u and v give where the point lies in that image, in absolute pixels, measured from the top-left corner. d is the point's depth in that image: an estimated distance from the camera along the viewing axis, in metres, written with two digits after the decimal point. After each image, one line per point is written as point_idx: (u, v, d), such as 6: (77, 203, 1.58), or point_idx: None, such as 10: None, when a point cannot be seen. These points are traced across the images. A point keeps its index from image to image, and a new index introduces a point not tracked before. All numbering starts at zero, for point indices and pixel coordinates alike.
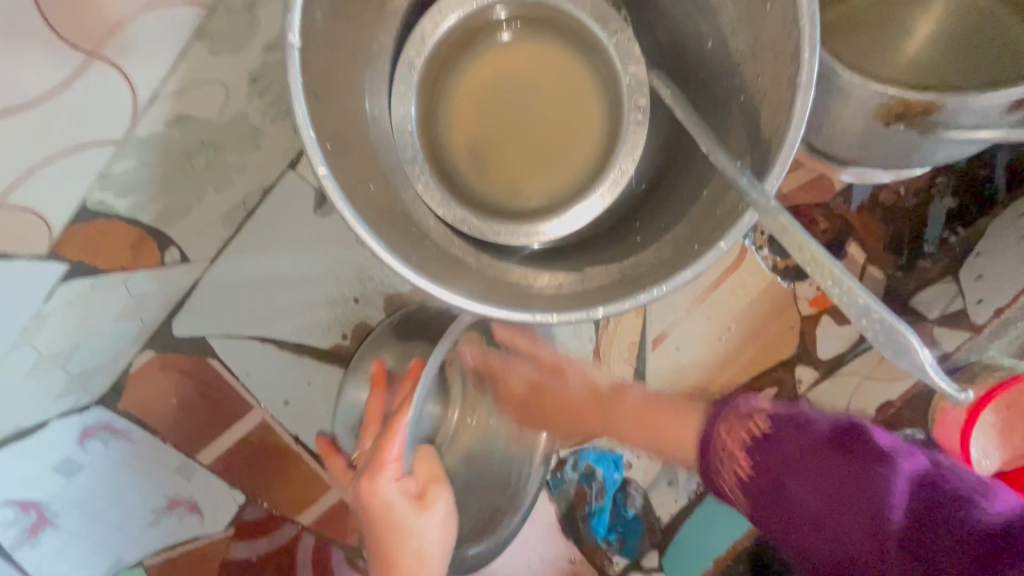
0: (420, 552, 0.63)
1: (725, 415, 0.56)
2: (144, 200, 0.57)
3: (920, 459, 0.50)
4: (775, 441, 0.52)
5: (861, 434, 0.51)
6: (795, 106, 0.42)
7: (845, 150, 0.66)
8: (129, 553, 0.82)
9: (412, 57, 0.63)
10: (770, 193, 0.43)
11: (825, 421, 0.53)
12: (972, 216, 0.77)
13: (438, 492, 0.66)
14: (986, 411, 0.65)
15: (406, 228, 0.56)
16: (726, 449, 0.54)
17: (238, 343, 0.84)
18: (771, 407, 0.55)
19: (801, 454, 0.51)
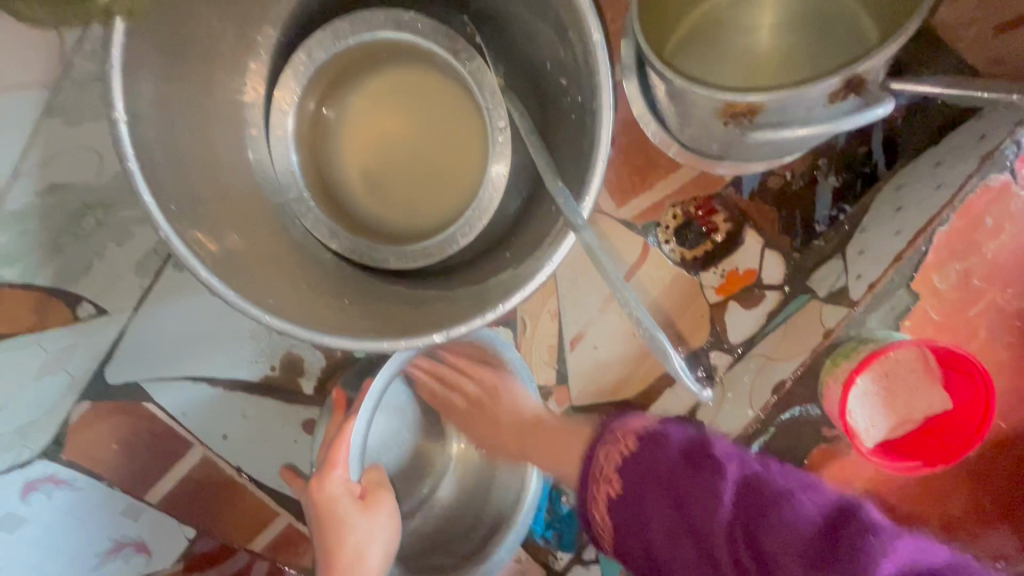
0: (360, 544, 0.75)
1: (609, 434, 0.68)
2: (32, 265, 0.68)
3: (748, 463, 0.61)
4: (639, 455, 0.64)
5: (705, 449, 0.63)
6: (600, 131, 0.48)
7: (709, 145, 0.69)
8: None
9: (283, 100, 0.65)
10: (584, 216, 0.48)
11: (682, 439, 0.64)
12: (857, 192, 0.81)
13: (381, 498, 0.78)
14: (862, 377, 0.68)
15: (283, 266, 0.59)
16: (604, 468, 0.66)
17: (175, 384, 0.85)
18: (642, 424, 0.67)
19: (649, 470, 0.62)
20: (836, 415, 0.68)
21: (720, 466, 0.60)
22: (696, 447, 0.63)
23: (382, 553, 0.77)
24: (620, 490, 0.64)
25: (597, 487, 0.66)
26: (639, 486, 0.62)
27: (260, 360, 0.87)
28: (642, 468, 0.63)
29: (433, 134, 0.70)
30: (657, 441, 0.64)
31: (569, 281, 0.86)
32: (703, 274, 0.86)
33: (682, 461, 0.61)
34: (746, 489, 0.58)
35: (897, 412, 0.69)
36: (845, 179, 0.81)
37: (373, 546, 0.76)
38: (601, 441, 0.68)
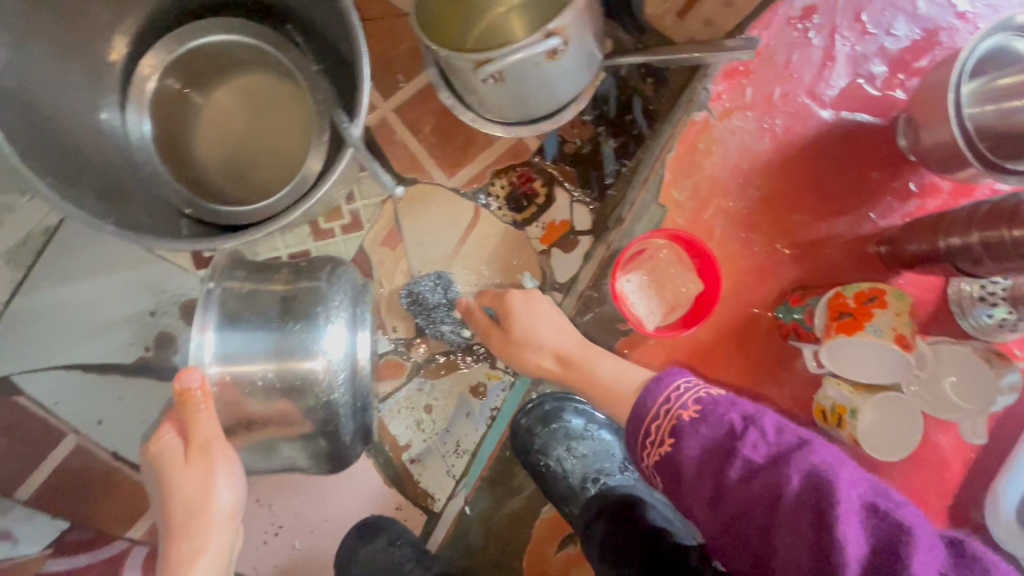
0: (188, 502, 0.63)
1: (661, 390, 0.68)
2: None
3: (788, 469, 0.58)
4: (693, 427, 0.63)
5: (754, 442, 0.61)
6: (361, 67, 0.64)
7: (497, 106, 0.88)
8: None
9: (138, 94, 0.79)
10: (357, 131, 0.65)
11: (720, 424, 0.63)
12: (633, 150, 0.96)
13: (207, 455, 0.64)
14: (622, 275, 0.87)
15: (129, 211, 0.72)
16: (659, 423, 0.66)
17: (46, 372, 0.91)
18: (706, 408, 0.64)
19: (715, 441, 0.62)
20: (617, 305, 0.85)
21: (776, 464, 0.59)
22: (749, 444, 0.61)
23: (229, 508, 0.64)
24: (685, 448, 0.63)
25: (648, 420, 0.67)
26: (710, 480, 0.61)
27: (134, 341, 0.93)
28: (713, 454, 0.62)
29: (269, 113, 0.84)
30: (709, 410, 0.64)
31: (416, 244, 1.01)
32: (528, 228, 1.01)
33: (719, 447, 0.62)
34: (813, 470, 0.56)
35: (667, 301, 0.87)
36: (622, 140, 0.96)
37: (210, 504, 0.63)
38: (660, 408, 0.67)
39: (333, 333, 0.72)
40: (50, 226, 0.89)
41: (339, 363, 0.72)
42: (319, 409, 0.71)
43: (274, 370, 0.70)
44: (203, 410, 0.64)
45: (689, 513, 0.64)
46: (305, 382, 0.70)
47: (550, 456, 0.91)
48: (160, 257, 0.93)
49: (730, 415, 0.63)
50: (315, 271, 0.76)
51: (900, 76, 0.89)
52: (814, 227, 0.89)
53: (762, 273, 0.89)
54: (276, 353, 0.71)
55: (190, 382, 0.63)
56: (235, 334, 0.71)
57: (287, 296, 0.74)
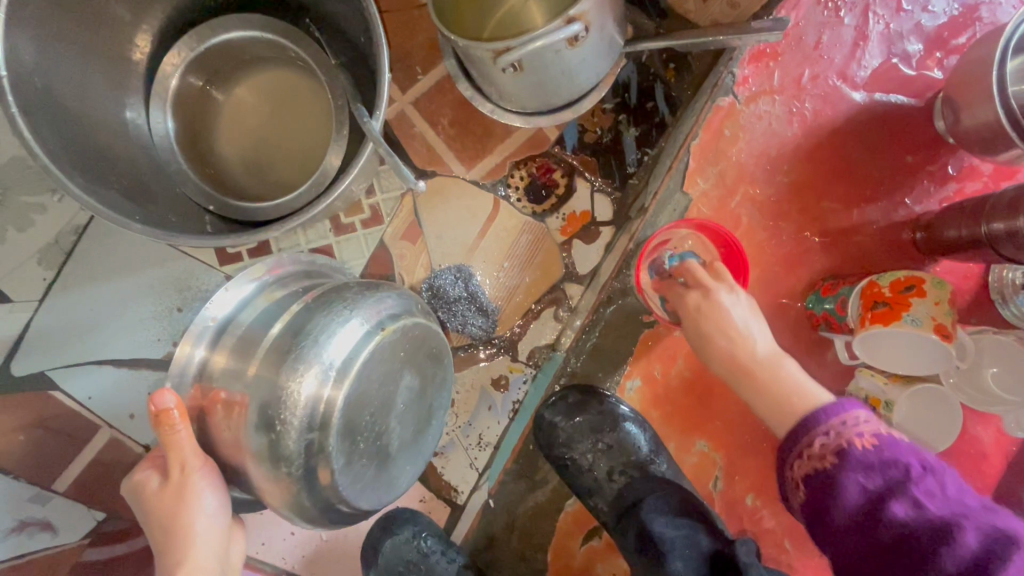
0: (168, 525, 0.62)
1: (831, 417, 0.61)
2: None
3: (948, 528, 0.54)
4: (844, 478, 0.58)
5: (922, 495, 0.56)
6: (382, 61, 0.64)
7: (516, 96, 0.87)
8: None
9: (161, 92, 0.80)
10: (378, 125, 0.65)
11: (872, 473, 0.58)
12: (654, 137, 1.00)
13: (182, 476, 0.62)
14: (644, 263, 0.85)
15: (156, 209, 0.73)
16: (801, 461, 0.62)
17: (78, 369, 0.93)
18: (862, 448, 0.58)
19: (880, 488, 0.57)
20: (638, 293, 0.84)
21: (928, 520, 0.54)
22: (900, 495, 0.56)
23: (213, 529, 0.63)
24: (869, 501, 0.57)
25: (794, 459, 0.62)
26: (850, 528, 0.58)
27: (162, 337, 0.94)
28: (853, 505, 0.57)
29: (289, 109, 0.84)
30: (869, 457, 0.58)
31: (436, 237, 1.00)
32: (549, 220, 1.01)
33: (880, 492, 0.57)
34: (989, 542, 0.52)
35: None
36: (643, 128, 1.00)
37: (190, 519, 0.62)
38: (825, 438, 0.60)
39: (336, 345, 0.64)
40: (79, 225, 0.90)
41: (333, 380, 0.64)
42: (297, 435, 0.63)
43: (255, 373, 0.65)
44: (181, 432, 0.62)
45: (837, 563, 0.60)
46: (283, 397, 0.63)
47: (575, 448, 0.93)
48: (186, 254, 0.94)
49: (880, 457, 0.58)
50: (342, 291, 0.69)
51: (937, 55, 0.86)
52: (845, 214, 0.87)
53: (790, 263, 0.87)
54: (267, 355, 0.65)
55: (165, 405, 0.60)
56: (247, 321, 0.69)
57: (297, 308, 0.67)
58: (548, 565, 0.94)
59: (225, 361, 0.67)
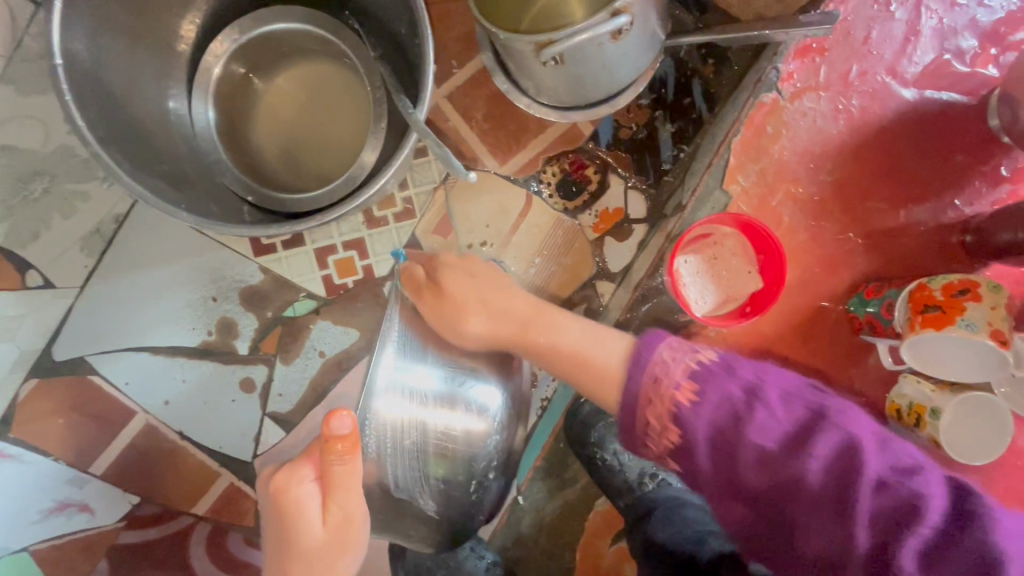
0: (333, 547, 0.63)
1: (658, 347, 0.65)
2: None
3: (775, 427, 0.59)
4: (704, 392, 0.61)
5: (757, 399, 0.60)
6: (426, 52, 0.63)
7: (555, 90, 0.86)
8: (12, 540, 0.91)
9: (203, 82, 0.81)
10: (422, 116, 0.65)
11: (732, 385, 0.61)
12: (690, 133, 0.98)
13: (357, 511, 0.64)
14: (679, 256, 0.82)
15: (198, 198, 0.74)
16: (669, 369, 0.63)
17: (116, 355, 0.94)
18: (699, 359, 0.63)
19: (723, 399, 0.61)
20: (674, 288, 0.82)
21: (755, 405, 0.60)
22: (745, 395, 0.61)
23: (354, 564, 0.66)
24: (704, 418, 0.61)
25: (650, 371, 0.64)
26: (724, 446, 0.60)
27: (197, 325, 0.96)
28: (714, 407, 0.60)
29: (328, 100, 0.84)
30: (703, 377, 0.61)
31: (467, 232, 1.00)
32: (581, 218, 1.00)
33: (732, 411, 0.60)
34: (823, 447, 0.57)
35: (724, 292, 0.84)
36: (679, 124, 0.98)
37: (344, 558, 0.64)
38: (647, 388, 0.64)
39: (487, 389, 0.78)
40: (118, 213, 0.91)
41: (492, 420, 0.78)
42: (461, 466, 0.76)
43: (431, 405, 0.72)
44: (340, 471, 0.60)
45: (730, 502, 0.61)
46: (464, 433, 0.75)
47: (606, 449, 0.88)
48: (222, 244, 0.95)
49: (713, 374, 0.62)
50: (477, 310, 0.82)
51: (992, 51, 0.83)
52: (890, 215, 0.84)
53: (832, 264, 0.84)
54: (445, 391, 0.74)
55: (338, 432, 0.58)
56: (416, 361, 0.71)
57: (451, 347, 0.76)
58: (576, 563, 0.92)
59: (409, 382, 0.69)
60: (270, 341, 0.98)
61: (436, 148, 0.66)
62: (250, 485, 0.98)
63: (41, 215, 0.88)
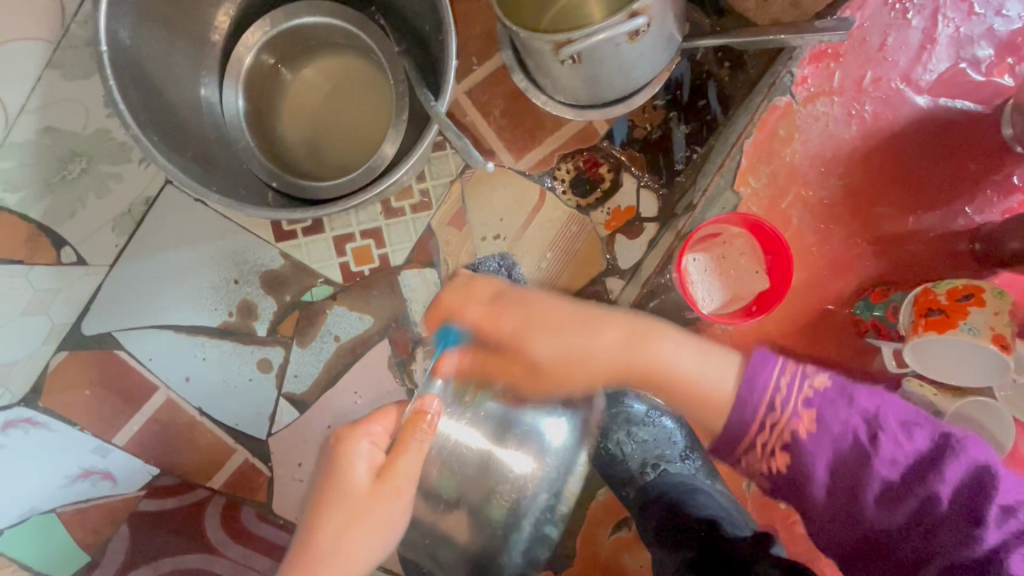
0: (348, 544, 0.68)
1: (762, 375, 0.62)
2: (31, 195, 0.89)
3: (889, 454, 0.60)
4: (819, 440, 0.61)
5: (876, 444, 0.60)
6: (450, 49, 0.66)
7: (572, 88, 0.88)
8: (42, 502, 0.94)
9: (234, 71, 0.84)
10: (442, 108, 0.67)
11: (843, 432, 0.61)
12: (704, 136, 1.00)
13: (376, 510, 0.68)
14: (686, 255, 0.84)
15: (228, 183, 0.77)
16: (781, 399, 0.61)
17: (141, 332, 0.98)
18: (804, 389, 0.62)
19: (840, 447, 0.61)
20: (682, 285, 0.83)
21: (871, 452, 0.60)
22: (853, 440, 0.61)
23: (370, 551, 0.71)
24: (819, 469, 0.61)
25: (757, 417, 0.62)
26: (832, 483, 0.61)
27: (219, 307, 1.00)
28: (835, 463, 0.61)
29: (352, 92, 0.87)
30: (827, 415, 0.61)
31: (481, 226, 1.03)
32: (594, 215, 1.02)
33: (848, 456, 0.60)
34: (923, 459, 0.59)
35: (730, 291, 0.86)
36: (693, 126, 1.00)
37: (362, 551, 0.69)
38: (765, 414, 0.62)
39: None
40: (147, 196, 0.95)
41: None
42: None
43: None
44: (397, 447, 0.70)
45: (806, 503, 0.62)
46: None
47: (609, 439, 0.90)
48: (245, 229, 0.99)
49: (828, 428, 0.61)
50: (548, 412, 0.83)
51: (1008, 61, 0.83)
52: (900, 220, 0.85)
53: (840, 267, 0.86)
54: None
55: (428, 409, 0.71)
56: None
57: None
58: (575, 552, 0.94)
59: None
60: (288, 324, 1.01)
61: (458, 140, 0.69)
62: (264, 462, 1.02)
63: (76, 195, 0.91)
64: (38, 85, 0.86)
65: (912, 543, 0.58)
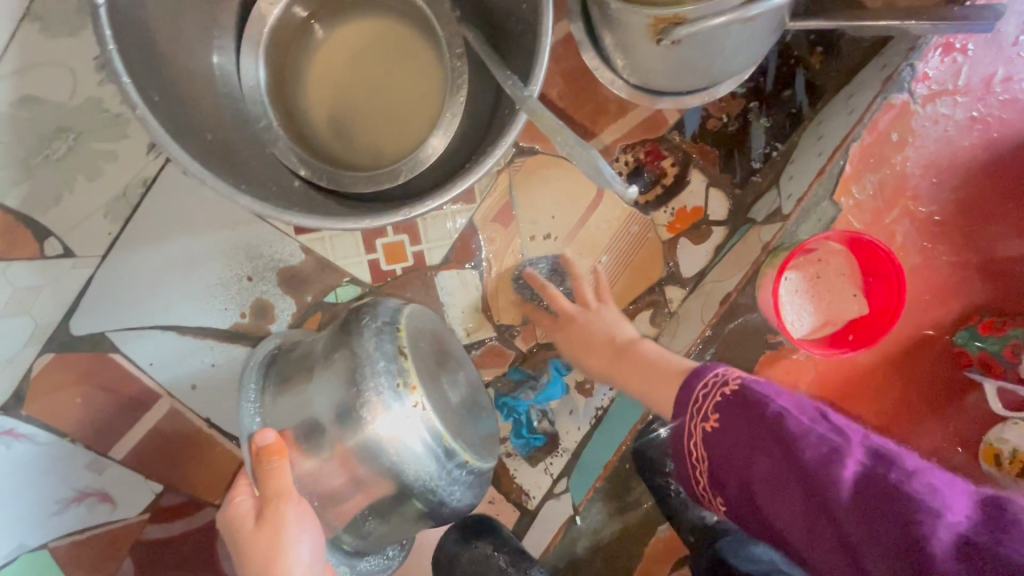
0: (274, 568, 0.62)
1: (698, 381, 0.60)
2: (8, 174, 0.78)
3: (797, 436, 0.52)
4: (726, 429, 0.55)
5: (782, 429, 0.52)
6: (545, 24, 0.53)
7: (654, 72, 0.75)
8: (33, 537, 0.85)
9: (254, 33, 0.70)
10: (532, 97, 0.55)
11: (748, 420, 0.54)
12: (786, 131, 0.88)
13: (283, 524, 0.63)
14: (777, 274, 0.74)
15: (252, 174, 0.64)
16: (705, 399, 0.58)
17: (139, 333, 0.86)
18: (716, 383, 0.58)
19: (748, 436, 0.54)
20: (773, 308, 0.74)
21: (773, 434, 0.52)
22: (759, 426, 0.54)
23: (307, 570, 0.63)
24: (726, 448, 0.55)
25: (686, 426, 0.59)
26: (737, 472, 0.54)
27: (230, 307, 0.87)
28: (735, 449, 0.54)
29: (394, 62, 0.73)
30: (740, 403, 0.55)
31: (530, 223, 0.90)
32: (656, 215, 0.91)
33: (756, 441, 0.53)
34: (829, 445, 0.50)
35: (822, 314, 0.77)
36: (775, 119, 0.88)
37: (286, 570, 0.62)
38: (692, 411, 0.59)
39: (407, 413, 0.68)
40: (144, 175, 0.81)
41: (435, 446, 0.69)
42: (415, 483, 0.68)
43: (345, 434, 0.67)
44: (276, 469, 0.64)
45: (728, 494, 0.55)
46: (393, 455, 0.67)
47: (681, 481, 0.86)
48: (260, 217, 0.86)
49: (738, 420, 0.55)
50: (353, 327, 0.71)
51: None
52: (1016, 241, 0.75)
53: (944, 292, 0.76)
54: (347, 422, 0.67)
55: (264, 444, 0.64)
56: (297, 390, 0.70)
57: (328, 374, 0.69)
58: None
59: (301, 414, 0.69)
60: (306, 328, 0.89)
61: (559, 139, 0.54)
62: None
63: (63, 175, 0.79)
64: (14, 43, 0.76)
65: (828, 546, 0.48)
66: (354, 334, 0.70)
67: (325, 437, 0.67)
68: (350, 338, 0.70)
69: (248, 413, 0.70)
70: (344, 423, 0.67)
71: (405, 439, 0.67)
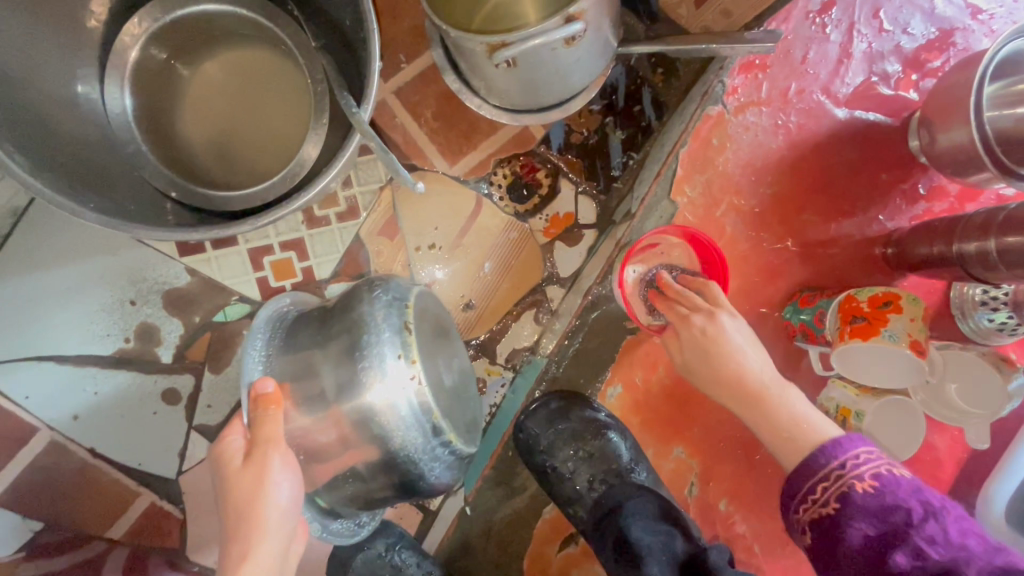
0: (249, 501, 0.62)
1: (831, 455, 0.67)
2: None
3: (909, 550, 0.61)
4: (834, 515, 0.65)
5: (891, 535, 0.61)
6: (371, 53, 0.61)
7: (504, 93, 0.84)
8: None
9: (118, 64, 0.73)
10: (364, 115, 0.62)
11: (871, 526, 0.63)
12: (640, 142, 0.96)
13: (268, 464, 0.64)
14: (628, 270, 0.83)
15: (114, 195, 0.67)
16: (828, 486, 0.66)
17: (14, 365, 0.85)
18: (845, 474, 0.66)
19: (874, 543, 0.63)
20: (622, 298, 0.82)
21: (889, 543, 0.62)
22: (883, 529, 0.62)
23: (282, 509, 0.63)
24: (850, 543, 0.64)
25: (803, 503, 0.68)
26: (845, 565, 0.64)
27: (112, 333, 0.87)
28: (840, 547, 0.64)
29: (261, 85, 0.78)
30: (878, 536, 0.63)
31: (415, 235, 0.95)
32: (532, 222, 0.97)
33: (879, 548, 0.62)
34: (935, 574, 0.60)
35: None
36: (629, 131, 0.95)
37: (262, 505, 0.62)
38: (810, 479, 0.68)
39: (400, 378, 0.69)
40: (17, 206, 0.83)
41: (424, 415, 0.70)
42: (398, 450, 0.70)
43: (343, 395, 0.69)
44: (271, 415, 0.65)
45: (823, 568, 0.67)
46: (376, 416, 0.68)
47: (556, 457, 0.92)
48: (140, 241, 0.87)
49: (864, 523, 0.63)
50: (359, 294, 0.73)
51: (914, 76, 0.88)
52: (824, 226, 0.88)
53: (771, 274, 0.88)
54: (344, 382, 0.69)
55: (263, 391, 0.66)
56: (302, 345, 0.72)
57: (333, 337, 0.71)
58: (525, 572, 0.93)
59: (300, 369, 0.71)
60: (194, 349, 0.90)
61: (383, 152, 0.62)
62: (175, 504, 0.91)
63: None
64: None
65: None
66: (362, 301, 0.72)
67: (326, 392, 0.69)
68: (353, 304, 0.72)
69: (252, 361, 0.71)
70: (343, 386, 0.69)
71: (397, 408, 0.69)
